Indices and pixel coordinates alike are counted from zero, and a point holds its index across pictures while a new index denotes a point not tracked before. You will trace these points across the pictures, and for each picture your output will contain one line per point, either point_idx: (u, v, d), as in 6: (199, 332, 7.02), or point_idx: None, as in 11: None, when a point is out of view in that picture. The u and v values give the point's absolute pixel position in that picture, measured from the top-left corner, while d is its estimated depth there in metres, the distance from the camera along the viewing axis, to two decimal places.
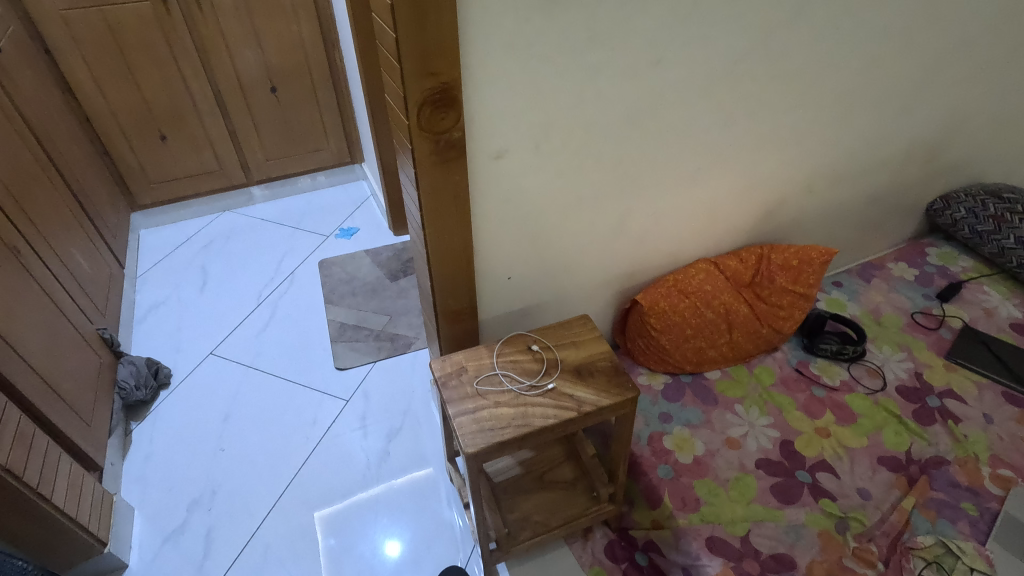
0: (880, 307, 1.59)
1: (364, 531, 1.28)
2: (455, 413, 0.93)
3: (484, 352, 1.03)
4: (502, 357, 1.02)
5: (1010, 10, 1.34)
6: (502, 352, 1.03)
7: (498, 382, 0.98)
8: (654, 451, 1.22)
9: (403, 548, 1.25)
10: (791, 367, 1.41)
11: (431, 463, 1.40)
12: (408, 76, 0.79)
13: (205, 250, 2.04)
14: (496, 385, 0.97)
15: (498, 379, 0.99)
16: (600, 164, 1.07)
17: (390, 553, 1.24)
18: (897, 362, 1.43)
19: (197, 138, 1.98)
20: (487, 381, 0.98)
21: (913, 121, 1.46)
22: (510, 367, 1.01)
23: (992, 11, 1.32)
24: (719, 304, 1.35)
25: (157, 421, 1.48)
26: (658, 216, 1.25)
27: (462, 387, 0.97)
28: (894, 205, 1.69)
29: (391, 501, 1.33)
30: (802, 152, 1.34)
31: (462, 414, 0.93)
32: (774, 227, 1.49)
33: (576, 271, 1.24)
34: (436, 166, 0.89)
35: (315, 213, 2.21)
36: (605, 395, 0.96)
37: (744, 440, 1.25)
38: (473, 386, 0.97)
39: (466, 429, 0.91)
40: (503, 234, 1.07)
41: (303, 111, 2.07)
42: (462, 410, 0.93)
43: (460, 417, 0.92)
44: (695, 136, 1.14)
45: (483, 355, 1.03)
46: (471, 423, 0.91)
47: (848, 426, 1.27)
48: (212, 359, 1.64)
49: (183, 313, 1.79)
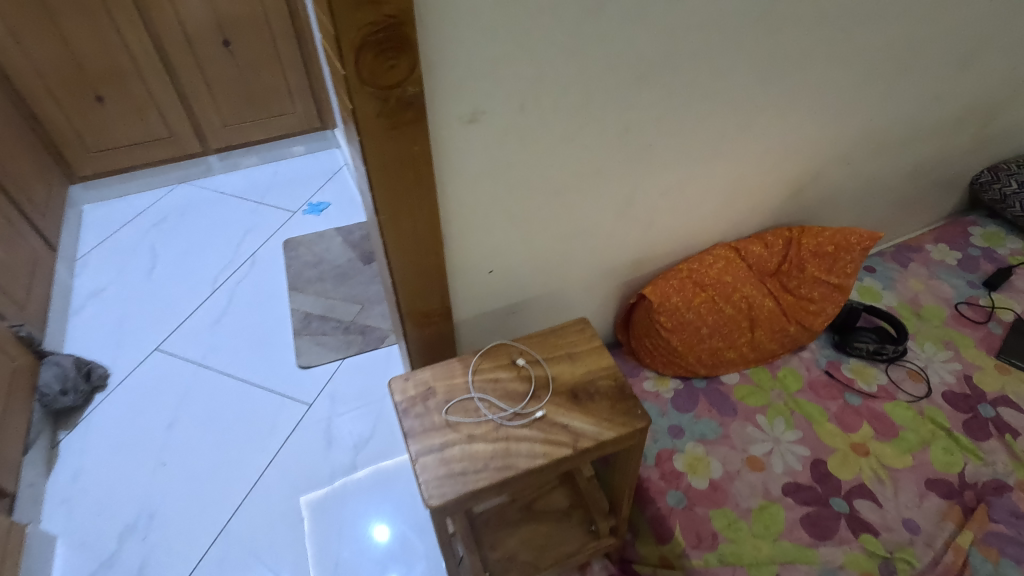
0: (920, 296, 1.39)
1: (344, 522, 1.15)
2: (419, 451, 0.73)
3: (458, 367, 0.83)
4: (481, 374, 0.82)
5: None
6: (480, 368, 0.83)
7: (474, 409, 0.78)
8: (663, 474, 1.04)
9: (393, 529, 1.13)
10: (820, 369, 1.21)
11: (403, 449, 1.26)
12: (339, 6, 0.56)
13: (156, 228, 1.81)
14: (472, 413, 0.78)
15: (474, 404, 0.78)
16: (603, 131, 0.85)
17: (380, 538, 1.12)
18: (942, 362, 1.24)
19: (140, 100, 1.73)
20: (460, 408, 0.78)
21: (972, 80, 1.24)
22: (490, 388, 0.80)
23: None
24: (740, 298, 1.15)
25: (90, 431, 1.29)
26: (670, 195, 1.03)
27: (429, 415, 0.77)
28: (937, 178, 1.47)
29: (370, 485, 1.20)
30: (844, 116, 1.12)
31: (427, 454, 0.73)
32: (804, 206, 1.28)
33: (572, 261, 1.03)
34: (387, 133, 0.67)
35: (282, 185, 1.97)
36: (607, 426, 0.76)
37: (768, 459, 1.06)
38: (442, 415, 0.77)
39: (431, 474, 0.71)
40: (481, 219, 0.86)
41: (262, 70, 1.81)
42: (427, 447, 0.73)
43: (423, 456, 0.73)
44: (720, 95, 0.92)
45: (456, 372, 0.82)
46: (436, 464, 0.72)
47: (889, 443, 1.09)
48: (157, 356, 1.44)
49: (126, 301, 1.58)
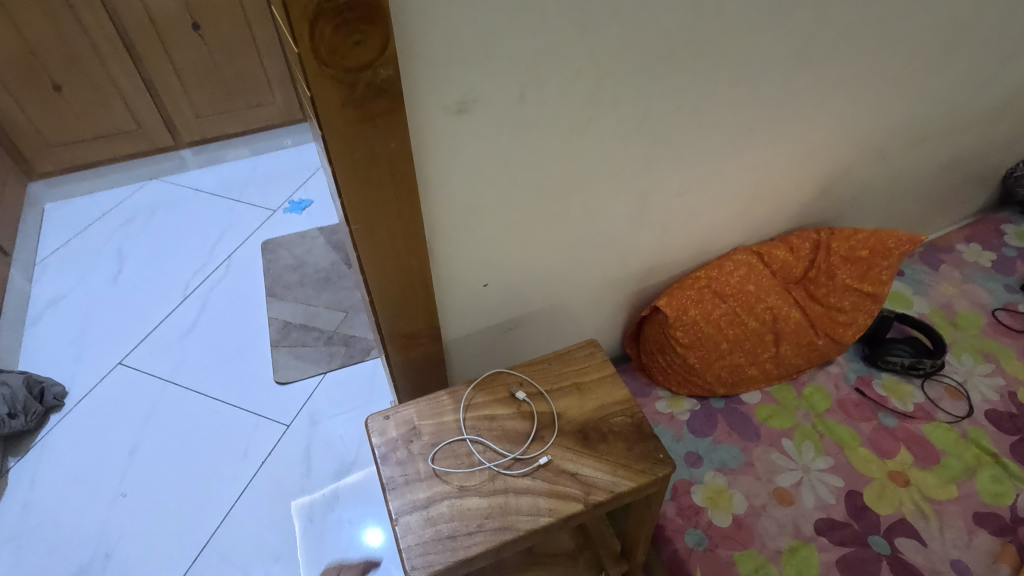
0: (953, 302, 1.28)
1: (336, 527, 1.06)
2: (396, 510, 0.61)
3: (447, 402, 0.71)
4: (474, 412, 0.70)
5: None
6: (474, 403, 0.71)
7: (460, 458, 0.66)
8: (680, 510, 0.92)
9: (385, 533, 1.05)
10: (850, 386, 1.10)
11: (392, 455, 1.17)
12: None
13: (124, 229, 1.68)
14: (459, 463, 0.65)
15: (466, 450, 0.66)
16: (615, 122, 0.73)
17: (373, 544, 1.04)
18: (982, 377, 1.13)
19: (103, 90, 1.59)
20: (444, 457, 0.65)
21: (1017, 65, 1.11)
22: (484, 429, 0.68)
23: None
24: (764, 310, 1.03)
25: (44, 457, 1.17)
26: (688, 196, 0.91)
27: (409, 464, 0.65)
28: (971, 172, 1.35)
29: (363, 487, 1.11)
30: (882, 105, 1.00)
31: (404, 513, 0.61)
32: (831, 206, 1.16)
33: (578, 271, 0.91)
34: (355, 127, 0.55)
35: (261, 181, 1.84)
36: (624, 475, 0.64)
37: (797, 491, 0.95)
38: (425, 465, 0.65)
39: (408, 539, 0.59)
40: (474, 227, 0.74)
41: (237, 57, 1.67)
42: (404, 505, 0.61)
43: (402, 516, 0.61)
44: (750, 81, 0.79)
45: (444, 407, 0.70)
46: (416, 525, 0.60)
47: (931, 471, 0.98)
48: (120, 372, 1.31)
49: (89, 310, 1.45)
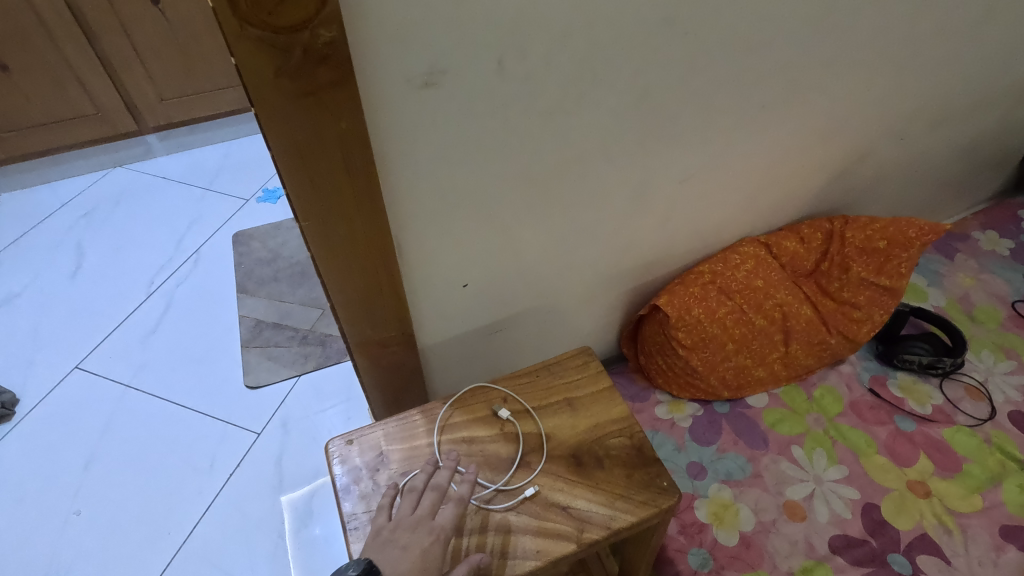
0: (971, 294, 1.20)
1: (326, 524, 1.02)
2: (409, 517, 0.51)
3: (423, 424, 0.62)
4: (461, 435, 0.61)
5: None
6: (461, 424, 0.62)
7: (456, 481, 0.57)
8: (683, 527, 0.84)
9: None
10: (864, 388, 1.02)
11: None
12: None
13: (85, 220, 1.57)
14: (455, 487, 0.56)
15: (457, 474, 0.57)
16: (611, 98, 0.63)
17: None
18: (1004, 376, 1.05)
19: (56, 70, 1.47)
20: (476, 472, 0.55)
21: None
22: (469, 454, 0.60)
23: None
24: (773, 307, 0.94)
25: None
26: (692, 183, 0.82)
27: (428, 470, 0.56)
28: (991, 154, 1.26)
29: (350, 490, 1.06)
30: (904, 80, 0.90)
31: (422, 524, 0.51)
32: (843, 192, 1.07)
33: (569, 268, 0.82)
34: (295, 102, 0.45)
35: (233, 169, 1.73)
36: (624, 509, 0.56)
37: (809, 505, 0.87)
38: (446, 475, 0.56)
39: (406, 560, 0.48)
40: (449, 221, 0.64)
41: (202, 33, 1.55)
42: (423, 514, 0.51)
43: (417, 527, 0.50)
44: (764, 51, 0.69)
45: (420, 430, 0.62)
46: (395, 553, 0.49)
47: (953, 480, 0.90)
48: (77, 377, 1.22)
49: (45, 309, 1.35)
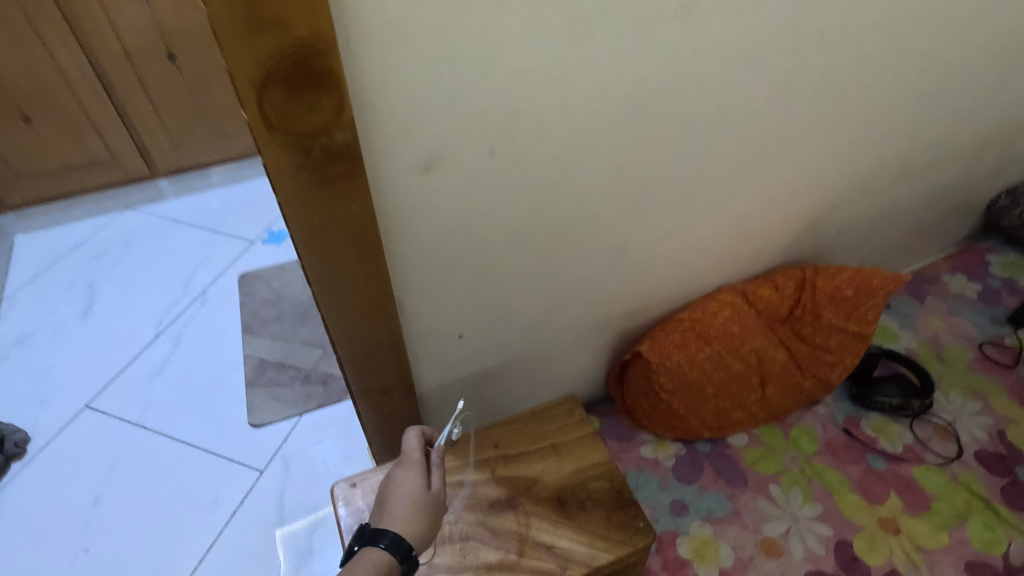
0: (941, 336, 1.26)
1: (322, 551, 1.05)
2: (416, 462, 0.60)
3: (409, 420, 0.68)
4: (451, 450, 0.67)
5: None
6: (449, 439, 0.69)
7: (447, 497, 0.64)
8: (666, 564, 0.89)
9: None
10: (838, 428, 1.07)
11: None
12: (223, 29, 0.40)
13: (95, 261, 1.63)
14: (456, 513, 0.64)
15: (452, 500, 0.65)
16: (592, 173, 0.71)
17: None
18: (971, 416, 1.11)
19: (75, 121, 1.55)
20: (480, 515, 0.64)
21: (1000, 101, 1.10)
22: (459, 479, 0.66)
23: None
24: (749, 351, 1.00)
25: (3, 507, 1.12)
26: (670, 239, 0.89)
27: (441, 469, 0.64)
28: (955, 204, 1.34)
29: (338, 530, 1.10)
30: (864, 145, 0.98)
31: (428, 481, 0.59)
32: (815, 242, 1.14)
33: (556, 317, 0.88)
34: (313, 190, 0.52)
35: (238, 211, 1.80)
36: (602, 548, 0.61)
37: (785, 542, 0.92)
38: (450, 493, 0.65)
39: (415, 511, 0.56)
40: (445, 281, 0.71)
41: (215, 86, 1.65)
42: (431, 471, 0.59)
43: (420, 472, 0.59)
44: (731, 126, 0.77)
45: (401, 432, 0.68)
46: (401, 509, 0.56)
47: (922, 518, 0.95)
48: (87, 416, 1.26)
49: (57, 348, 1.40)
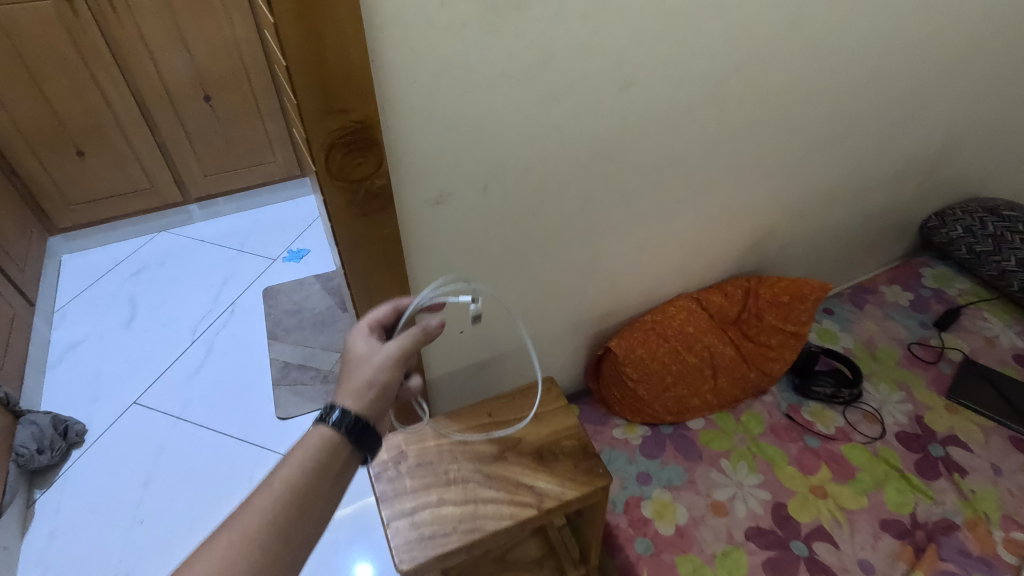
0: (875, 337, 1.46)
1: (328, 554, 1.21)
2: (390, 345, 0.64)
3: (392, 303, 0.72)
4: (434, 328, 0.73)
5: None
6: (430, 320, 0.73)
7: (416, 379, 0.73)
8: (632, 521, 1.08)
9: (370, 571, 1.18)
10: (781, 414, 1.27)
11: None
12: (309, 114, 0.61)
13: (135, 278, 1.83)
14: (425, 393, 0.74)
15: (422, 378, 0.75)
16: (564, 202, 0.91)
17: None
18: (895, 404, 1.30)
19: (121, 154, 1.76)
20: (477, 463, 0.83)
21: (912, 139, 1.32)
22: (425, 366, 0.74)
23: (1006, 10, 1.17)
24: (702, 347, 1.20)
25: (67, 488, 1.30)
26: (631, 254, 1.09)
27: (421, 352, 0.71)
28: (888, 224, 1.55)
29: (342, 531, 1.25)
30: (794, 176, 1.19)
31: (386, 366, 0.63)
32: (761, 256, 1.35)
33: (539, 317, 1.08)
34: (357, 219, 0.72)
35: (261, 232, 2.02)
36: (570, 487, 0.80)
37: (731, 504, 1.11)
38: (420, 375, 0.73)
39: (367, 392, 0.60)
40: (450, 287, 0.91)
41: (243, 123, 1.87)
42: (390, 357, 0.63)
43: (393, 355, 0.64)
44: (674, 165, 0.98)
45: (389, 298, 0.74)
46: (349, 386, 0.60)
47: (846, 485, 1.14)
48: (135, 411, 1.45)
49: (105, 353, 1.59)
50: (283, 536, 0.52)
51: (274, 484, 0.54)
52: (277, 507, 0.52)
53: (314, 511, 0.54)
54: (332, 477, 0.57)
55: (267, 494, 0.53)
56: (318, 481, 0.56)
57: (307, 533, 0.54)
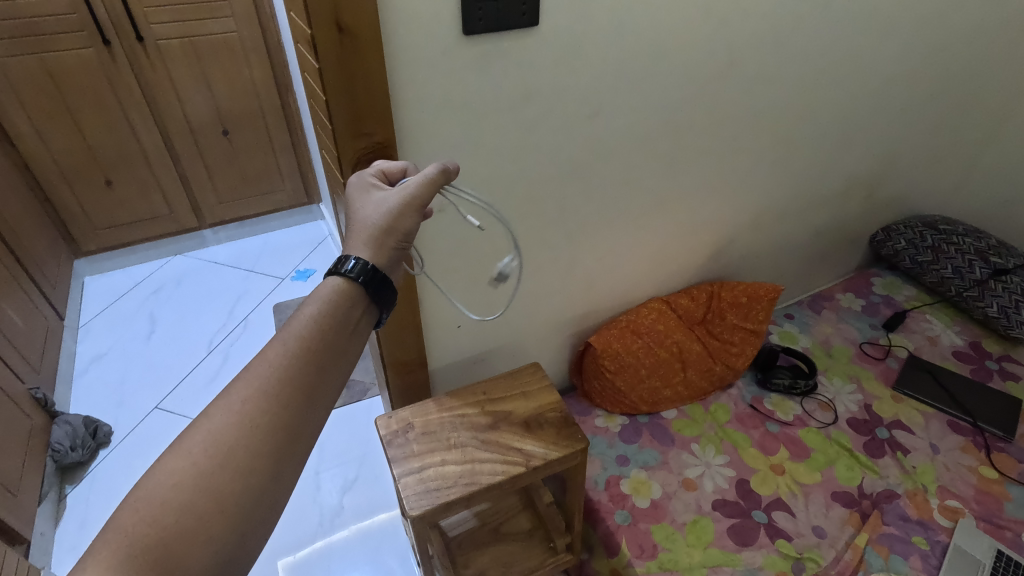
0: (830, 338, 1.62)
1: None
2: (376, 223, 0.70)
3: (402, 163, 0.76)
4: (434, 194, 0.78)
5: (940, 50, 1.40)
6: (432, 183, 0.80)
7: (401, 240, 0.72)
8: (612, 496, 1.21)
9: None
10: (746, 404, 1.41)
11: (386, 488, 1.45)
12: (342, 137, 0.78)
13: (154, 296, 1.97)
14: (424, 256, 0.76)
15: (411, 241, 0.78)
16: (545, 213, 1.08)
17: None
18: (847, 394, 1.45)
19: (145, 183, 1.97)
20: (474, 431, 0.97)
21: (850, 162, 1.52)
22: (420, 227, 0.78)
23: (923, 51, 1.37)
24: (672, 343, 1.36)
25: (95, 483, 1.40)
26: (606, 260, 1.26)
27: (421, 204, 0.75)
28: (839, 238, 1.74)
29: (346, 552, 1.30)
30: (747, 194, 1.38)
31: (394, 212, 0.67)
32: (723, 265, 1.52)
33: (528, 316, 1.24)
34: None
35: (270, 255, 2.18)
36: (553, 448, 0.94)
37: (700, 481, 1.24)
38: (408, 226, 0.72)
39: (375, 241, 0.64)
40: (450, 285, 1.07)
41: (256, 154, 2.08)
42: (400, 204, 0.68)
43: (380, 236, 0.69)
44: (639, 182, 1.16)
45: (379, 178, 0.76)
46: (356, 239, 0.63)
47: (802, 462, 1.28)
48: (157, 414, 1.57)
49: (128, 363, 1.72)
50: (304, 397, 0.53)
51: (287, 339, 0.55)
52: (293, 361, 0.54)
53: (326, 373, 0.56)
54: (346, 337, 0.59)
55: (282, 346, 0.54)
56: (332, 337, 0.57)
57: (322, 397, 0.55)
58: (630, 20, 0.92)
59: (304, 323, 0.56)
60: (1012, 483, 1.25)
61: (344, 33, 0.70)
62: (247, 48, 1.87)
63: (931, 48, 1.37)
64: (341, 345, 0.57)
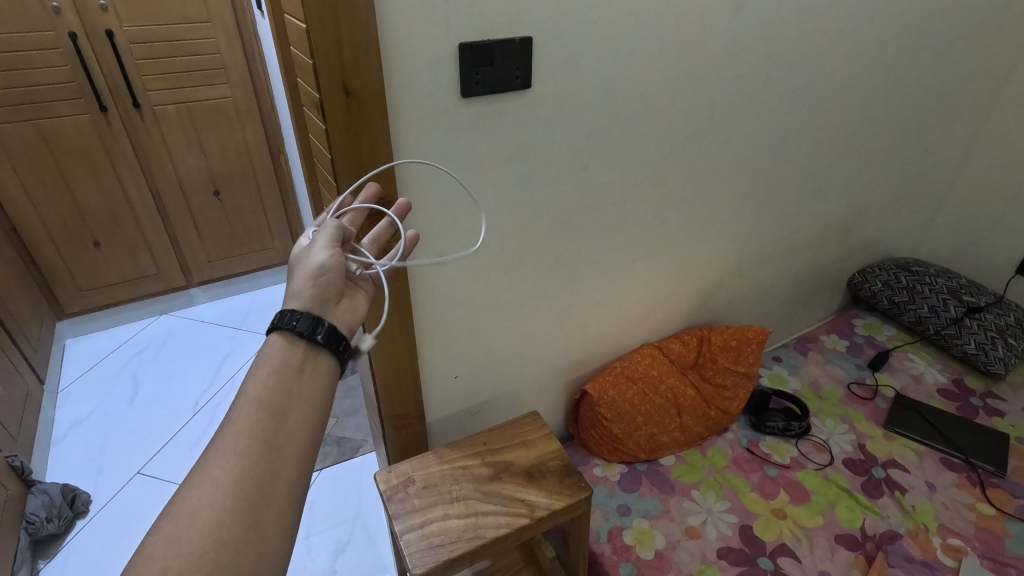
0: (819, 379, 1.65)
1: None
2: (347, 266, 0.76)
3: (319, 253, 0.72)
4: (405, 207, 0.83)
5: (898, 106, 1.50)
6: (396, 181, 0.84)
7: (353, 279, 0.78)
8: (615, 549, 1.18)
9: None
10: (742, 447, 1.42)
11: (379, 550, 1.40)
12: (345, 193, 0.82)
13: (138, 357, 1.94)
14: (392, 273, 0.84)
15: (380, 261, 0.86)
16: (540, 264, 1.11)
17: None
18: (840, 435, 1.46)
19: (134, 243, 1.97)
20: (476, 483, 0.96)
21: (824, 209, 1.59)
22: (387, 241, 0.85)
23: (882, 106, 1.47)
24: (666, 389, 1.37)
25: (70, 556, 1.32)
26: (598, 308, 1.29)
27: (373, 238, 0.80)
28: (818, 282, 1.80)
29: None
30: (730, 241, 1.43)
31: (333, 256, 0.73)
32: (709, 311, 1.56)
33: (525, 366, 1.25)
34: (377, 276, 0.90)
35: (257, 312, 2.16)
36: (557, 498, 0.93)
37: (703, 528, 1.22)
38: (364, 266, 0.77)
39: (313, 283, 0.70)
40: (447, 335, 1.08)
41: (245, 211, 2.10)
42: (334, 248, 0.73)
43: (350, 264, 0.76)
44: (629, 232, 1.20)
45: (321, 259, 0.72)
46: (299, 292, 0.69)
47: (803, 505, 1.28)
48: (139, 480, 1.51)
49: (110, 427, 1.67)
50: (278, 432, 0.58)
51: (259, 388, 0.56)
52: None
53: None
54: (299, 380, 0.64)
55: None
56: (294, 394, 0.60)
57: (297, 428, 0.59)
58: (613, 83, 0.98)
59: (261, 372, 0.62)
60: (1010, 519, 1.25)
61: (352, 97, 0.74)
62: (242, 111, 1.93)
63: (889, 104, 1.48)
64: (298, 382, 0.63)
